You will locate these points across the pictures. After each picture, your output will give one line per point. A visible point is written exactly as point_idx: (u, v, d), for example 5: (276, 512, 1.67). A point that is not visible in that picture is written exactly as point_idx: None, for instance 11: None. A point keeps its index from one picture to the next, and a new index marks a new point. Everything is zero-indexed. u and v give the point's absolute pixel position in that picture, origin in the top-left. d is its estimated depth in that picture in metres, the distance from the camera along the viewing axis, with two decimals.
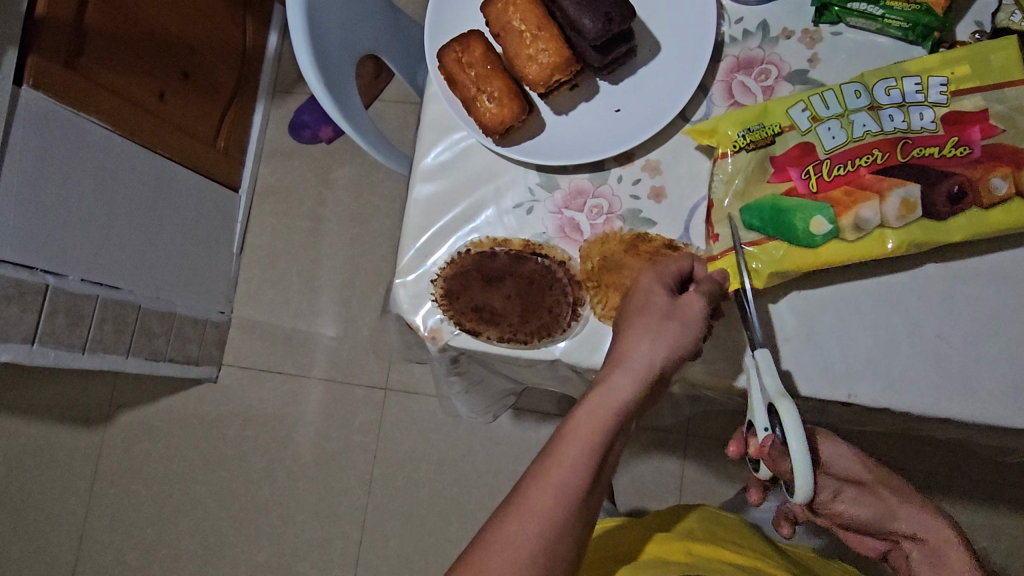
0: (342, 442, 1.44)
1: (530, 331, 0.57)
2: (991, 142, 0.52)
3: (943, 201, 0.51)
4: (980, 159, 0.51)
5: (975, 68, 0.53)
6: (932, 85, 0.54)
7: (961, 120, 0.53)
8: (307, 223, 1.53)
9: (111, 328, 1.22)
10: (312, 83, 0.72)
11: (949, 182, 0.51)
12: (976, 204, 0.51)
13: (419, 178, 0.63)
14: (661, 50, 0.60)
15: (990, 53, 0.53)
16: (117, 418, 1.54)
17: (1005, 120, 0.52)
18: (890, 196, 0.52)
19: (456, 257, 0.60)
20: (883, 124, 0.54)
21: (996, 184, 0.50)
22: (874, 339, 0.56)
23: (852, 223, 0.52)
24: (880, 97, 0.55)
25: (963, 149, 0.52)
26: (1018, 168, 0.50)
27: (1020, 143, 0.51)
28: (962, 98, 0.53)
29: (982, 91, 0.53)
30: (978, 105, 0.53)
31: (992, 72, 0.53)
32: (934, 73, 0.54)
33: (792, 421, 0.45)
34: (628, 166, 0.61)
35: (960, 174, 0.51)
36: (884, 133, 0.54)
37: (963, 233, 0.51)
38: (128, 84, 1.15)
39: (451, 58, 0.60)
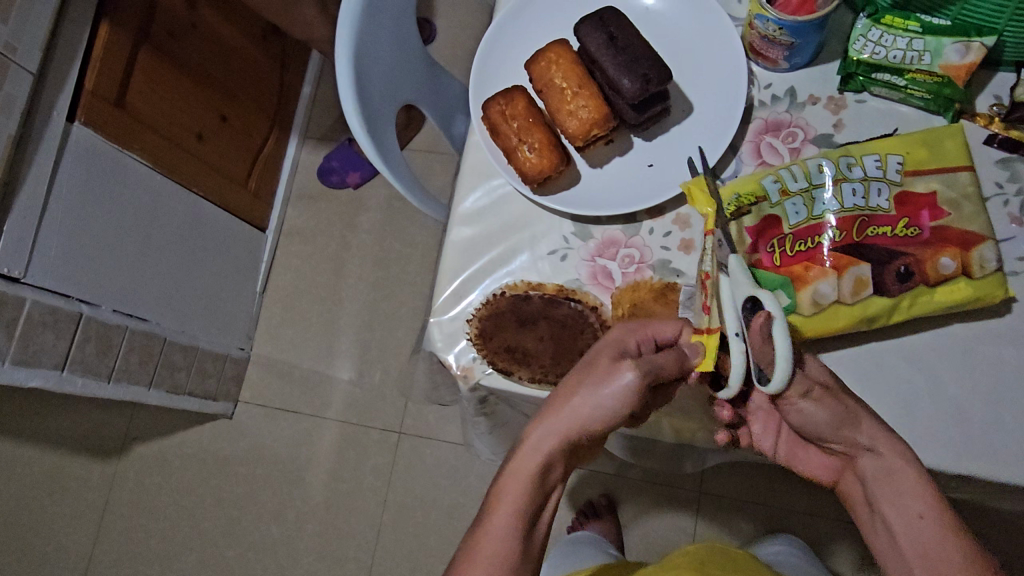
0: (354, 483, 1.44)
1: (561, 372, 0.59)
2: (939, 224, 0.54)
3: (892, 278, 0.54)
4: (930, 241, 0.54)
5: (931, 152, 0.56)
6: (889, 165, 0.56)
7: (913, 200, 0.55)
8: (330, 265, 1.57)
9: (137, 360, 1.23)
10: (354, 126, 0.76)
11: (897, 262, 0.54)
12: (924, 281, 0.54)
13: (457, 222, 0.66)
14: (692, 111, 0.63)
15: (945, 138, 0.56)
16: (130, 450, 1.55)
17: (952, 204, 0.54)
18: (847, 273, 0.54)
19: (491, 298, 0.63)
20: (845, 199, 0.56)
21: (944, 263, 0.53)
22: (893, 396, 0.58)
23: (810, 299, 0.55)
24: (845, 171, 0.57)
25: (914, 229, 0.54)
26: (964, 250, 0.53)
27: (966, 225, 0.54)
28: (915, 180, 0.55)
29: (934, 174, 0.55)
30: (928, 188, 0.55)
31: (946, 157, 0.56)
32: (892, 151, 0.56)
33: (775, 302, 0.47)
34: (659, 219, 0.63)
35: (909, 254, 0.54)
36: (845, 210, 0.55)
37: (909, 309, 0.54)
38: (172, 124, 1.21)
39: (494, 110, 0.62)
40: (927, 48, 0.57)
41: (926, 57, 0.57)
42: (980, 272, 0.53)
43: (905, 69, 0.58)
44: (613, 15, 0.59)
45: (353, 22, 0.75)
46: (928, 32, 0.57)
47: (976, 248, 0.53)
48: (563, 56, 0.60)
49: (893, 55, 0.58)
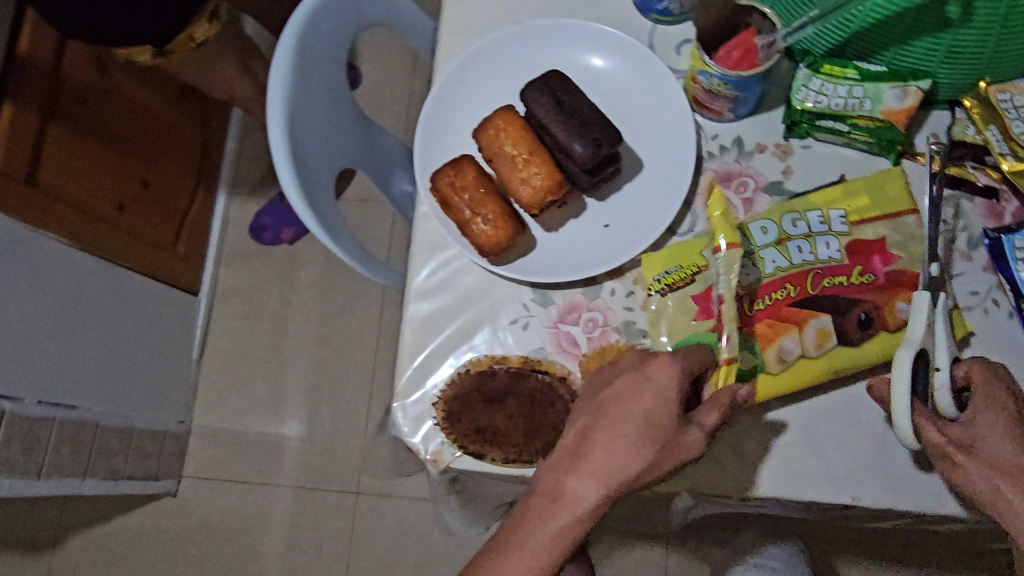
0: (313, 551, 1.38)
1: (534, 451, 0.57)
2: (892, 269, 0.54)
3: (852, 325, 0.53)
4: (886, 285, 0.54)
5: (873, 199, 0.57)
6: (833, 218, 0.56)
7: (864, 248, 0.55)
8: (270, 324, 1.51)
9: (67, 450, 1.15)
10: (294, 201, 0.73)
11: (857, 310, 0.53)
12: (883, 328, 0.53)
13: (413, 297, 0.63)
14: (643, 166, 0.63)
15: (884, 183, 0.57)
16: (67, 541, 1.44)
17: (899, 247, 0.55)
18: (806, 326, 0.53)
19: (455, 378, 0.60)
20: (793, 256, 0.56)
21: (901, 308, 0.53)
22: (869, 440, 0.57)
23: (775, 356, 0.54)
24: (788, 229, 0.57)
25: (868, 276, 0.54)
26: None
27: (918, 268, 0.54)
28: (862, 227, 0.56)
29: (881, 220, 0.56)
30: (876, 234, 0.55)
31: (887, 201, 0.56)
32: (834, 205, 0.57)
33: (902, 369, 0.46)
34: (618, 280, 0.62)
35: (868, 301, 0.53)
36: (794, 266, 0.55)
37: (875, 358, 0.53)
38: (88, 197, 1.14)
39: (444, 182, 0.60)
40: (867, 95, 0.58)
41: (867, 103, 0.58)
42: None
43: (847, 115, 0.59)
44: (559, 79, 0.58)
45: (283, 94, 0.73)
46: (867, 79, 0.58)
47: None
48: (512, 123, 0.59)
49: (835, 103, 0.59)
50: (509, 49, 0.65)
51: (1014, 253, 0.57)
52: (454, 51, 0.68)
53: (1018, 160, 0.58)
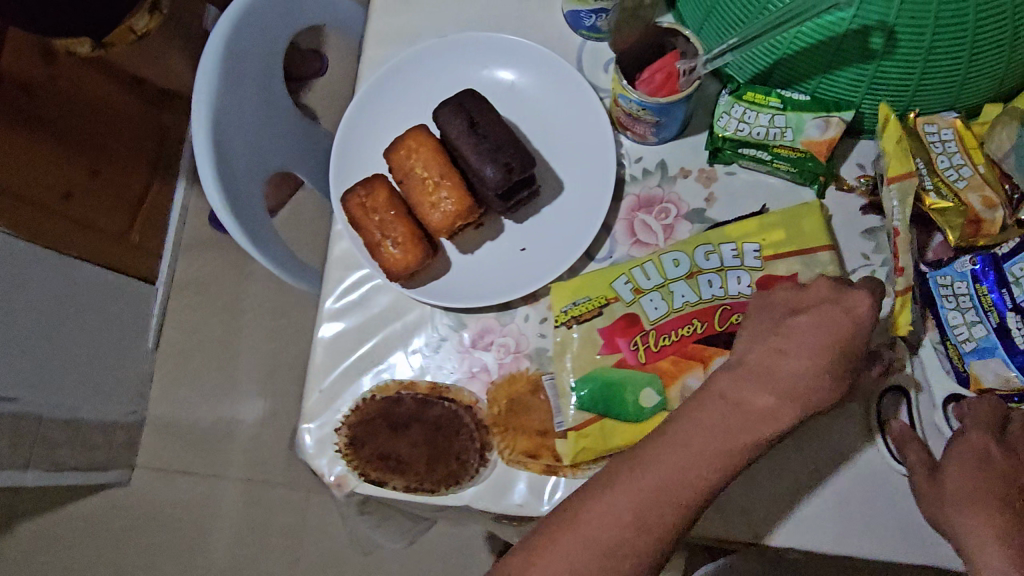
0: (260, 546, 1.37)
1: (436, 480, 0.56)
2: None
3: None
4: None
5: (787, 233, 0.55)
6: (747, 251, 0.55)
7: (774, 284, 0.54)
8: (224, 315, 1.48)
9: (5, 443, 1.14)
10: (217, 209, 0.71)
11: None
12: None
13: (325, 317, 0.61)
14: (563, 188, 0.62)
15: (801, 217, 0.55)
16: (15, 528, 1.43)
17: None
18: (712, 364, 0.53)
19: (361, 403, 0.59)
20: (702, 291, 0.54)
21: None
22: (776, 479, 0.57)
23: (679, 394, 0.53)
24: (700, 262, 0.55)
25: None
26: None
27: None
28: (776, 262, 0.54)
29: (794, 256, 0.54)
30: (789, 270, 0.54)
31: (802, 236, 0.55)
32: (749, 238, 0.55)
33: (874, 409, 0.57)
34: (533, 306, 0.61)
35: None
36: (702, 301, 0.54)
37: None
38: (31, 186, 1.14)
39: (354, 202, 0.58)
40: (789, 124, 0.57)
41: (788, 133, 0.57)
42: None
43: (767, 144, 0.58)
44: (473, 99, 0.57)
45: (209, 100, 0.71)
46: (790, 108, 0.57)
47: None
48: (423, 144, 0.58)
49: (756, 132, 0.57)
50: (433, 62, 0.63)
51: (940, 295, 0.55)
52: (379, 61, 0.66)
53: (941, 198, 0.56)
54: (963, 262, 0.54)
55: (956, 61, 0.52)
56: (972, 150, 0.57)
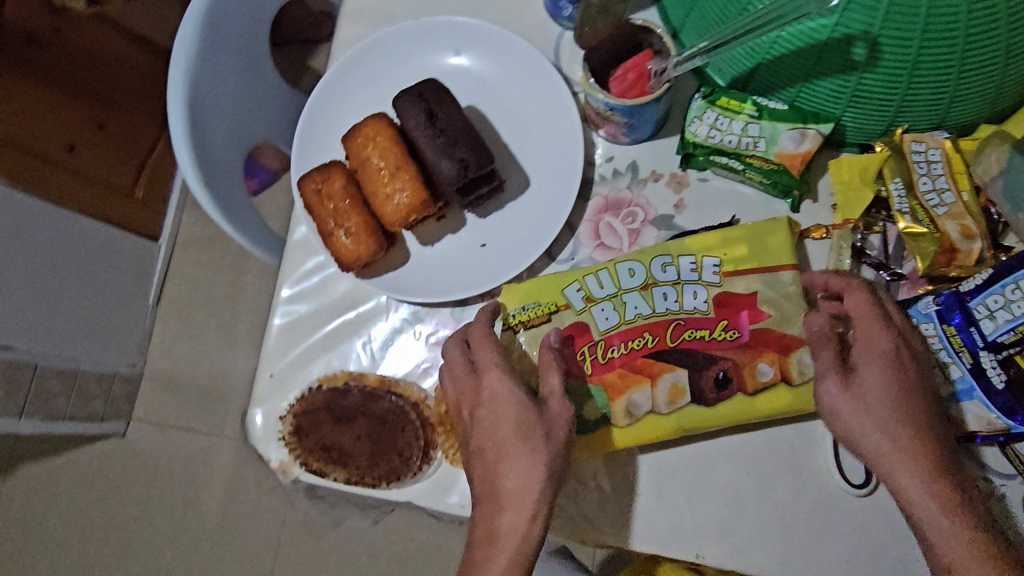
0: (250, 505, 1.38)
1: (378, 475, 0.56)
2: (758, 327, 0.52)
3: (709, 384, 0.51)
4: (749, 344, 0.51)
5: (752, 248, 0.53)
6: (705, 265, 0.53)
7: (731, 301, 0.52)
8: (229, 276, 1.49)
9: (2, 389, 1.15)
10: (191, 182, 0.71)
11: (715, 368, 0.51)
12: (743, 390, 0.51)
13: (281, 301, 0.61)
14: (529, 184, 0.60)
15: (767, 234, 0.53)
16: (15, 470, 1.46)
17: (771, 304, 0.52)
18: (660, 381, 0.51)
19: (307, 392, 0.58)
20: (657, 303, 0.53)
21: (762, 369, 0.51)
22: (723, 499, 0.55)
23: (624, 409, 0.52)
24: (656, 273, 0.53)
25: (732, 332, 0.52)
26: (783, 354, 0.51)
27: (786, 327, 0.51)
28: (735, 279, 0.53)
29: (755, 273, 0.52)
30: (748, 288, 0.52)
31: (766, 254, 0.53)
32: (710, 252, 0.53)
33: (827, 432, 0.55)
34: (490, 303, 0.60)
35: (727, 359, 0.51)
36: (656, 314, 0.53)
37: (731, 419, 0.52)
38: (34, 137, 1.13)
39: (309, 189, 0.57)
40: (762, 134, 0.55)
41: (761, 143, 0.55)
42: (800, 378, 0.51)
43: (741, 153, 0.55)
44: (433, 90, 0.55)
45: (184, 68, 0.69)
46: (766, 116, 0.54)
47: (795, 352, 0.51)
48: (380, 133, 0.56)
49: (728, 140, 0.55)
50: (407, 45, 0.62)
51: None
52: (351, 41, 0.65)
53: (916, 222, 0.53)
54: (928, 303, 0.52)
55: (943, 78, 0.48)
56: (958, 175, 0.54)
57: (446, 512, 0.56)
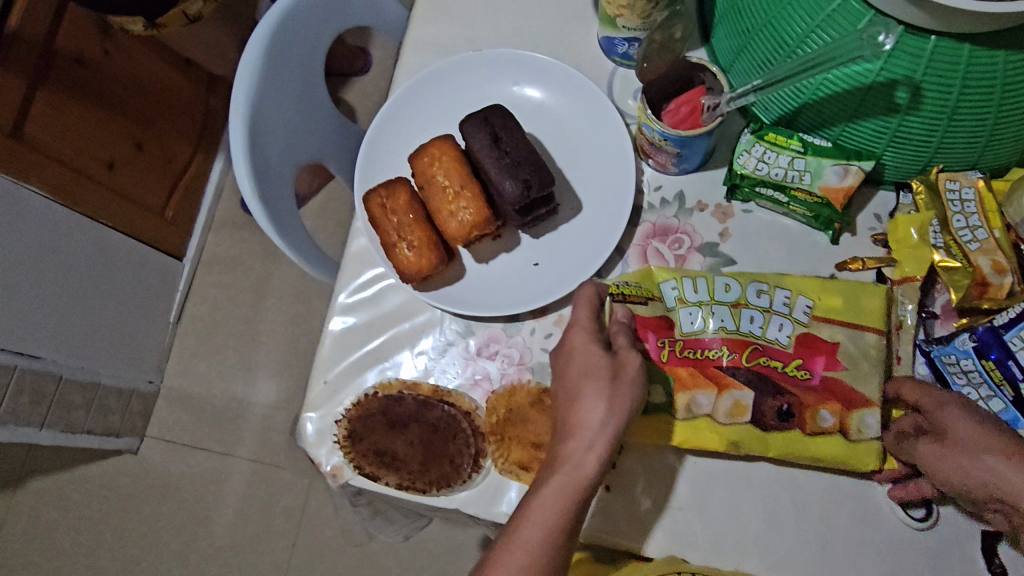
0: (261, 527, 1.37)
1: (429, 480, 0.58)
2: (831, 374, 0.54)
3: (769, 412, 0.54)
4: (818, 388, 0.54)
5: (846, 304, 0.56)
6: (798, 305, 0.56)
7: (813, 345, 0.55)
8: (250, 296, 1.50)
9: (26, 399, 1.16)
10: (245, 194, 0.73)
11: (780, 399, 0.54)
12: (801, 428, 0.54)
13: (338, 311, 0.63)
14: (582, 208, 0.63)
15: (862, 294, 0.56)
16: (26, 484, 1.46)
17: (850, 358, 0.54)
18: (726, 395, 0.54)
19: (363, 398, 0.60)
20: (742, 323, 0.56)
21: (823, 415, 0.53)
22: (762, 515, 0.57)
23: (685, 405, 0.55)
24: (750, 297, 0.56)
25: (805, 372, 0.54)
26: (846, 408, 0.53)
27: (857, 382, 0.54)
28: (822, 325, 0.55)
29: (841, 325, 0.55)
30: (832, 336, 0.55)
31: (860, 312, 0.55)
32: (805, 293, 0.56)
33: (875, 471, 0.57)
34: (541, 320, 0.62)
35: (794, 395, 0.54)
36: (740, 332, 0.55)
37: (779, 448, 0.55)
38: (77, 153, 1.15)
39: (375, 202, 0.61)
40: (808, 168, 0.58)
41: (806, 176, 0.58)
42: (858, 435, 0.53)
43: (787, 186, 0.59)
44: (498, 116, 0.60)
45: (249, 85, 0.72)
46: (809, 152, 0.58)
47: (858, 411, 0.53)
48: (446, 153, 0.61)
49: (774, 173, 0.59)
50: (470, 72, 0.65)
51: (949, 373, 0.55)
52: (414, 68, 0.68)
53: (949, 255, 0.56)
54: (964, 340, 0.55)
55: (979, 123, 0.52)
56: (990, 214, 0.56)
57: (493, 520, 0.58)
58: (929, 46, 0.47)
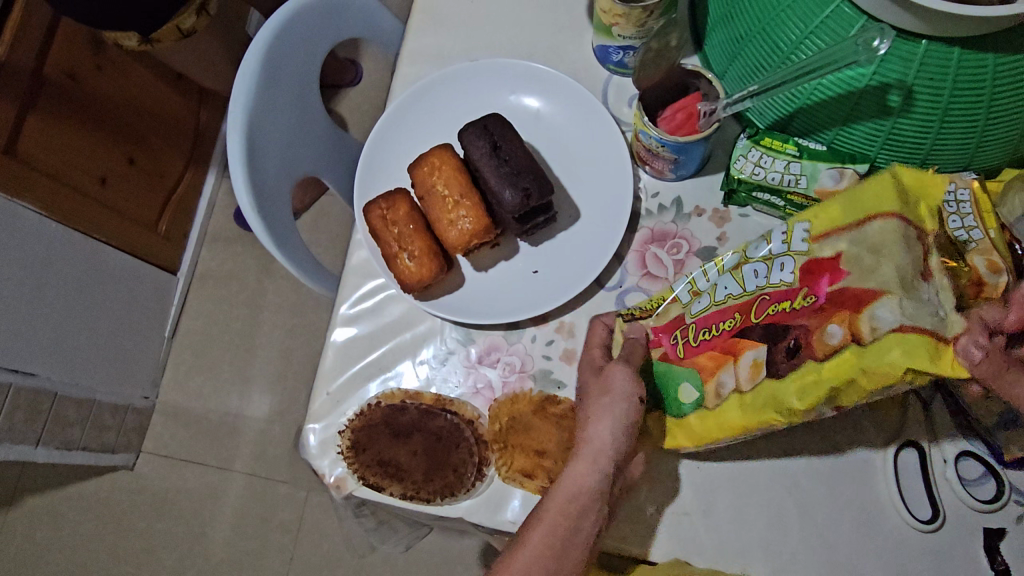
0: (259, 541, 1.36)
1: (433, 489, 0.58)
2: (835, 288, 0.41)
3: (776, 358, 0.44)
4: (822, 308, 0.41)
5: (843, 210, 0.43)
6: (797, 234, 0.46)
7: (817, 268, 0.43)
8: (244, 310, 1.49)
9: (22, 417, 1.15)
10: (244, 207, 0.73)
11: (787, 337, 0.43)
12: (814, 357, 0.41)
13: (339, 322, 0.63)
14: (580, 216, 0.63)
15: (863, 190, 0.42)
16: (21, 502, 1.44)
17: (852, 261, 0.40)
18: (739, 359, 0.47)
19: (365, 408, 0.61)
20: (748, 281, 0.49)
21: (830, 331, 0.40)
22: (766, 518, 0.58)
23: (714, 390, 0.49)
24: (750, 252, 0.50)
25: (811, 297, 0.43)
26: (851, 312, 0.39)
27: (865, 279, 0.39)
28: (825, 242, 0.43)
29: (841, 232, 0.42)
30: (834, 250, 0.42)
31: (858, 206, 0.42)
32: (802, 218, 0.46)
33: (882, 471, 0.57)
34: (542, 327, 0.62)
35: (800, 325, 0.43)
36: (744, 292, 0.49)
37: (810, 394, 0.41)
38: (71, 169, 1.15)
39: (375, 214, 0.61)
40: (804, 172, 0.57)
41: (802, 181, 0.58)
42: (871, 336, 0.38)
43: (783, 190, 0.59)
44: (497, 124, 0.61)
45: (247, 99, 0.72)
46: (806, 156, 0.57)
47: (867, 306, 0.38)
48: (445, 163, 0.62)
49: (771, 177, 0.59)
50: (467, 82, 0.66)
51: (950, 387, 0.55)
52: (410, 79, 0.69)
53: None
54: None
55: (972, 125, 0.52)
56: (986, 215, 0.56)
57: (497, 528, 0.58)
58: (920, 51, 0.48)
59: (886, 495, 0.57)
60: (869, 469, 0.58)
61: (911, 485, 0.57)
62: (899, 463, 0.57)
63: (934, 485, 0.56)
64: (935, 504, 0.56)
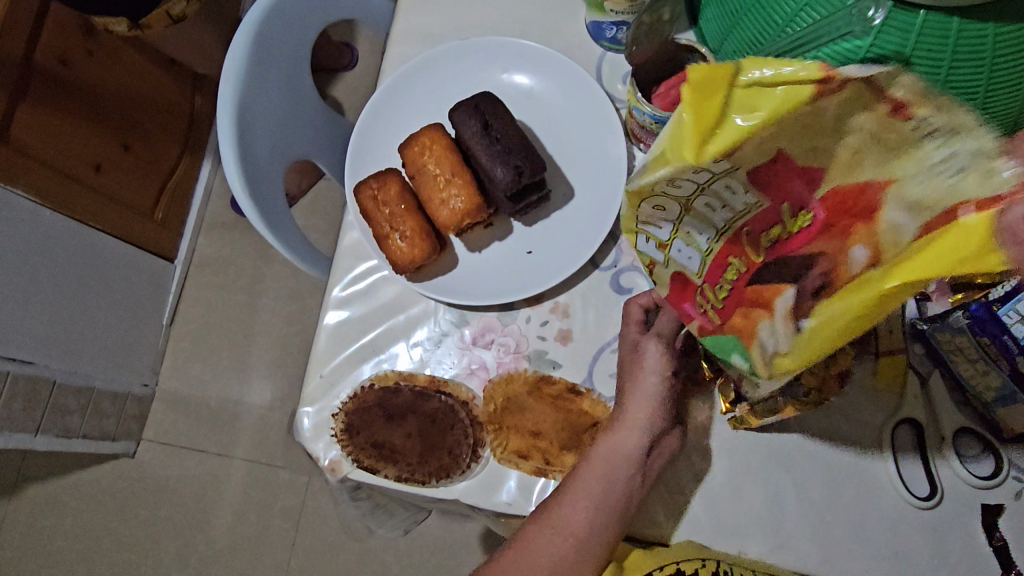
0: (260, 527, 1.37)
1: (428, 471, 0.57)
2: (826, 186, 0.36)
3: (801, 297, 0.36)
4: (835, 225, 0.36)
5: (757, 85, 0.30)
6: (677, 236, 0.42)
7: (773, 180, 0.37)
8: (243, 297, 1.49)
9: (21, 405, 1.15)
10: (235, 191, 0.72)
11: (811, 276, 0.37)
12: (835, 289, 0.34)
13: (333, 304, 0.63)
14: (573, 195, 0.63)
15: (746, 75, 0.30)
16: (23, 491, 1.45)
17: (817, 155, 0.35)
18: (780, 307, 0.36)
19: (359, 391, 0.60)
20: (712, 220, 0.41)
21: (857, 255, 0.34)
22: (763, 497, 0.57)
23: (761, 349, 0.37)
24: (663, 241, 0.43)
25: (806, 215, 0.39)
26: (873, 224, 0.34)
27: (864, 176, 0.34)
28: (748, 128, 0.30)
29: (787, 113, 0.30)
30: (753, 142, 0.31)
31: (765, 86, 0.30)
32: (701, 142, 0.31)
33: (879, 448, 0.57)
34: (536, 307, 0.62)
35: (824, 251, 0.37)
36: (720, 234, 0.43)
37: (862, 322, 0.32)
38: (65, 156, 1.14)
39: (366, 194, 0.61)
40: None
41: None
42: (898, 245, 0.32)
43: None
44: (488, 102, 0.60)
45: (236, 81, 0.71)
46: None
47: (885, 210, 0.33)
48: (436, 142, 0.61)
49: None
50: (459, 60, 0.65)
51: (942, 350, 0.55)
52: (401, 59, 0.68)
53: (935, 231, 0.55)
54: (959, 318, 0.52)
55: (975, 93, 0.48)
56: None
57: (494, 510, 0.57)
58: (919, 21, 0.43)
59: (884, 472, 0.57)
60: (868, 446, 0.57)
61: (909, 462, 0.57)
62: (896, 441, 0.57)
63: (932, 462, 0.56)
64: (931, 480, 0.56)
